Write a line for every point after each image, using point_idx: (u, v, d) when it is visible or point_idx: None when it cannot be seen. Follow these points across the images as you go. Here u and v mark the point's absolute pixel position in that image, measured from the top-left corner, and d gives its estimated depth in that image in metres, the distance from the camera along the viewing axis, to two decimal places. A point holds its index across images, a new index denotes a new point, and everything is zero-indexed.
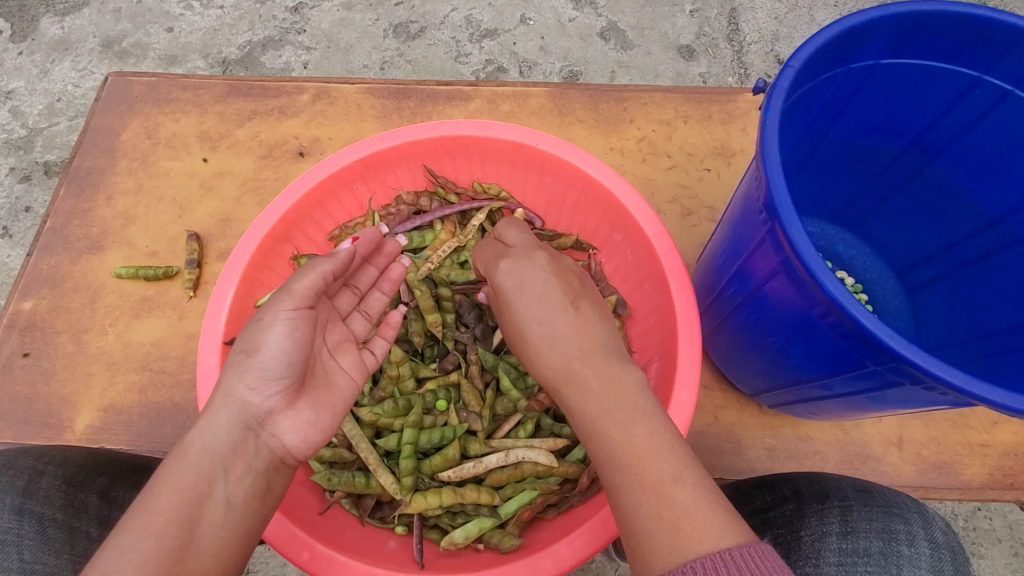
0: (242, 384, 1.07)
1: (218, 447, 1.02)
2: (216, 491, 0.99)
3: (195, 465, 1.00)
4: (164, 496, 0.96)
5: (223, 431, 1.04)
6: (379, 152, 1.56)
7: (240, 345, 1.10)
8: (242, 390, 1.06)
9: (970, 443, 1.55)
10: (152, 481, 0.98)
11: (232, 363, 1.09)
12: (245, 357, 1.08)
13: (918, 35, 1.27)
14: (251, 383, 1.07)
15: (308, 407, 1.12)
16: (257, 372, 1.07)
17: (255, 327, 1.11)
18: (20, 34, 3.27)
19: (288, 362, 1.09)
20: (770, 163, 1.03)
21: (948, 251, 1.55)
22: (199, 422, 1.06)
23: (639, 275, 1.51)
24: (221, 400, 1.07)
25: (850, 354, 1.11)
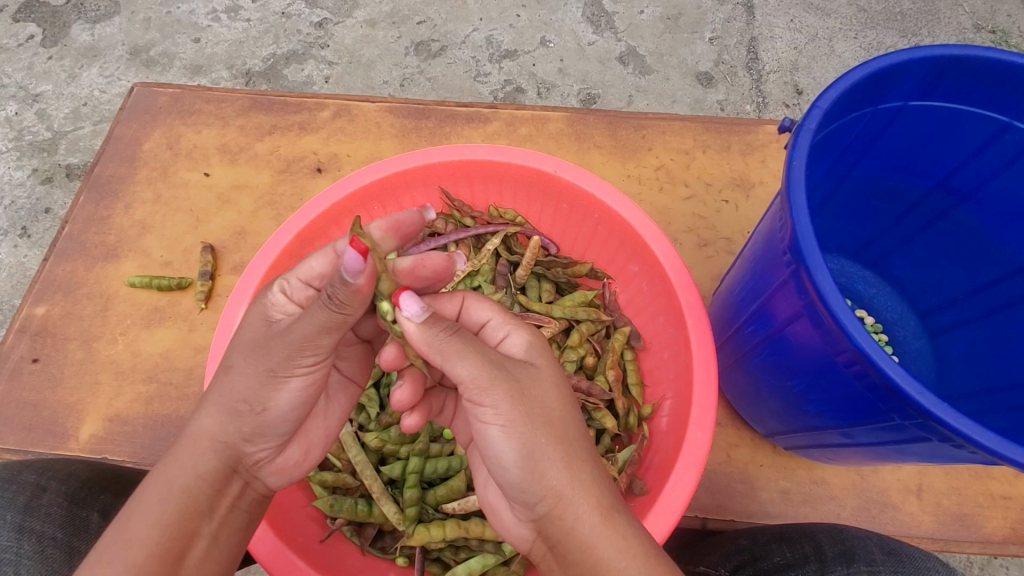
0: (238, 434, 1.02)
1: (203, 489, 0.99)
2: (203, 530, 0.98)
3: (178, 501, 0.96)
4: (141, 532, 0.92)
5: (212, 475, 1.00)
6: (398, 174, 1.56)
7: (240, 394, 1.00)
8: (240, 441, 1.02)
9: (992, 495, 1.49)
10: (125, 512, 0.94)
11: (225, 403, 1.01)
12: (247, 410, 1.01)
13: (947, 79, 1.25)
14: (248, 435, 1.03)
15: (298, 448, 1.13)
16: (257, 425, 1.02)
17: (260, 374, 0.99)
18: (51, 39, 3.35)
19: (292, 418, 1.06)
20: (797, 206, 1.01)
21: (973, 296, 1.51)
22: (177, 452, 1.00)
23: (656, 307, 1.48)
24: (206, 442, 1.01)
25: (874, 404, 1.08)
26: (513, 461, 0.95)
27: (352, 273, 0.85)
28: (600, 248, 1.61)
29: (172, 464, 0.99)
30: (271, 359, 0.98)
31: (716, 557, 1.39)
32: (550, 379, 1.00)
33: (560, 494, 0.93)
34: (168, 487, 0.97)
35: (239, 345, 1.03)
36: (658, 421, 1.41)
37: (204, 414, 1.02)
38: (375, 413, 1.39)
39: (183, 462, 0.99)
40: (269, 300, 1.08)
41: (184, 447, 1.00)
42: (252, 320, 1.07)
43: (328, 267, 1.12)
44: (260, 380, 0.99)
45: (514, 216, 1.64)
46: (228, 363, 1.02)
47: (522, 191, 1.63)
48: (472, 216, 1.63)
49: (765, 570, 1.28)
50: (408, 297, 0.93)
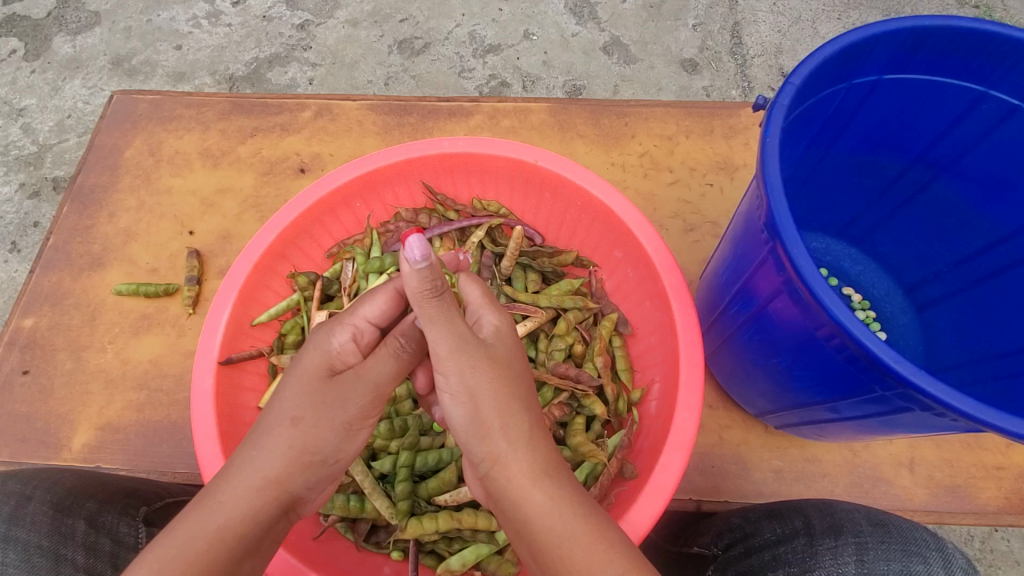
0: (303, 483, 1.01)
1: (257, 530, 0.96)
2: (245, 566, 0.95)
3: (223, 542, 0.92)
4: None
5: (267, 518, 0.97)
6: (378, 170, 1.55)
7: (309, 442, 1.01)
8: (299, 487, 1.00)
9: (984, 466, 1.50)
10: (161, 551, 0.88)
11: (292, 447, 0.99)
12: (314, 459, 1.01)
13: (920, 51, 1.25)
14: (309, 484, 1.02)
15: (335, 487, 1.16)
16: (320, 471, 1.03)
17: (336, 424, 1.03)
18: (33, 52, 3.32)
19: (346, 463, 1.10)
20: (771, 183, 1.01)
21: (957, 268, 1.51)
22: (231, 492, 0.95)
23: (641, 292, 1.49)
24: (257, 485, 0.96)
25: (855, 377, 1.08)
26: (460, 424, 1.00)
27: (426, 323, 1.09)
28: (584, 235, 1.60)
29: (223, 508, 0.94)
30: (347, 411, 1.04)
31: (709, 538, 1.41)
32: (505, 364, 1.02)
33: (496, 458, 0.96)
34: (220, 532, 0.92)
35: (303, 393, 1.02)
36: (647, 405, 1.42)
37: (257, 456, 0.98)
38: None
39: (240, 505, 0.95)
40: (335, 347, 1.08)
41: (240, 489, 0.96)
42: (312, 362, 1.06)
43: (392, 307, 1.13)
44: (333, 430, 1.02)
45: (497, 208, 1.63)
46: (297, 415, 1.00)
47: (505, 182, 1.62)
48: (455, 209, 1.62)
49: (755, 547, 1.29)
50: (414, 239, 0.95)
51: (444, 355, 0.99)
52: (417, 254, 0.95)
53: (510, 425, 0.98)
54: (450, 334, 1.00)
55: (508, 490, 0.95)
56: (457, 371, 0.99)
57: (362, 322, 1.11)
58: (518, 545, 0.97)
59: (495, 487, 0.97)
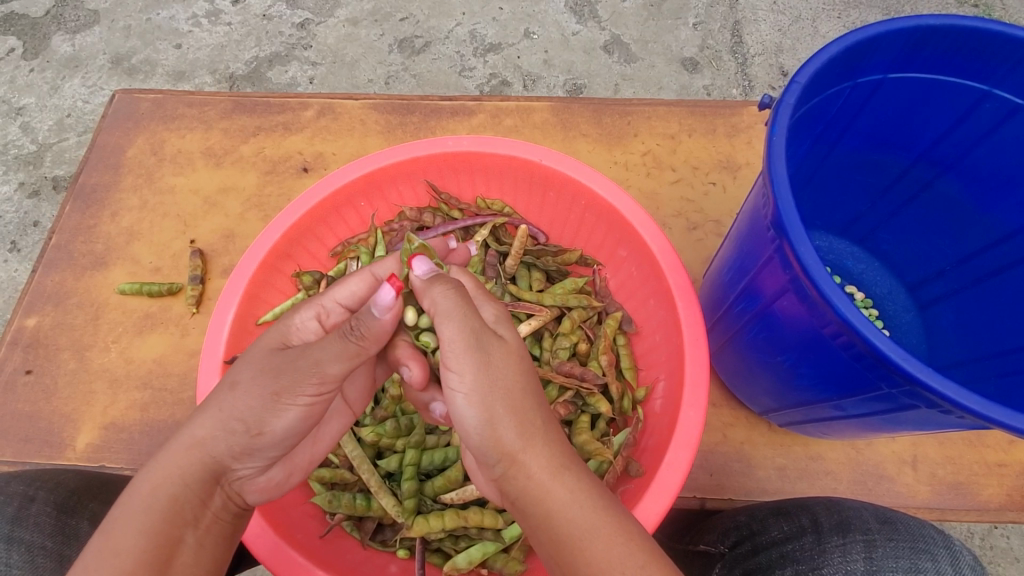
0: (229, 452, 1.01)
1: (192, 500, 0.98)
2: (187, 537, 0.97)
3: (162, 509, 0.95)
4: (124, 536, 0.91)
5: (198, 486, 0.99)
6: (382, 169, 1.55)
7: (243, 411, 0.99)
8: (228, 457, 1.00)
9: (987, 463, 1.51)
10: (113, 511, 0.94)
11: (225, 415, 0.99)
12: (245, 431, 1.00)
13: (924, 50, 1.26)
14: (238, 455, 1.01)
15: (282, 470, 1.13)
16: (250, 444, 1.01)
17: (264, 392, 0.99)
18: (32, 52, 3.31)
19: (282, 442, 1.05)
20: (778, 181, 1.02)
21: (960, 266, 1.52)
22: (166, 457, 0.98)
23: (645, 291, 1.49)
24: (184, 448, 0.99)
25: (862, 374, 1.09)
26: (476, 425, 0.96)
27: (383, 308, 0.95)
28: (589, 234, 1.61)
29: (158, 473, 0.97)
30: (278, 379, 0.99)
31: (715, 536, 1.41)
32: (518, 357, 1.00)
33: (514, 458, 0.94)
34: (153, 496, 0.96)
35: (248, 361, 1.03)
36: (652, 403, 1.42)
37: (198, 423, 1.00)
38: (371, 408, 1.40)
39: (173, 469, 0.98)
40: (297, 322, 1.08)
41: (171, 454, 0.98)
42: (270, 334, 1.07)
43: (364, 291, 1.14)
44: (265, 402, 0.99)
45: (502, 206, 1.63)
46: (234, 379, 1.01)
47: (509, 181, 1.62)
48: (459, 208, 1.63)
49: (763, 545, 1.29)
50: (421, 259, 1.04)
51: (457, 352, 0.96)
52: (423, 270, 1.04)
53: (525, 421, 0.97)
54: (462, 330, 0.96)
55: (528, 487, 0.95)
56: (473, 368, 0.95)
57: (332, 301, 1.11)
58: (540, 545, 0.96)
59: (513, 485, 0.97)
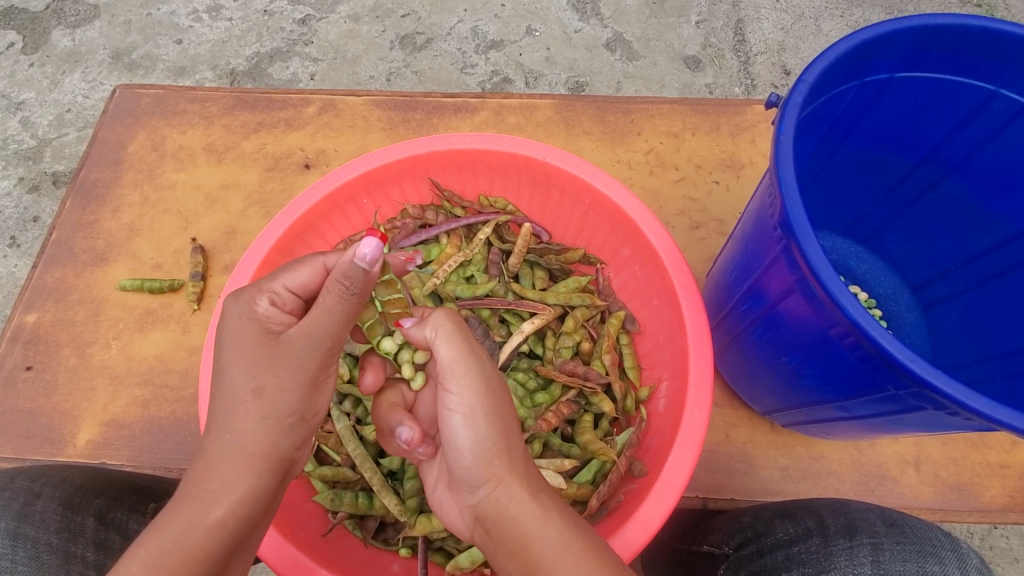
0: (289, 445, 1.02)
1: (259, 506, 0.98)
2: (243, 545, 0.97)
3: (231, 531, 0.94)
4: (175, 563, 0.88)
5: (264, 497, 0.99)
6: (385, 166, 1.54)
7: (289, 407, 0.99)
8: (290, 450, 1.02)
9: (989, 464, 1.51)
10: (163, 547, 0.89)
11: (270, 417, 0.98)
12: (298, 420, 1.02)
13: (933, 49, 1.25)
14: (297, 444, 1.04)
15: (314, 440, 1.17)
16: (303, 431, 1.04)
17: (301, 381, 0.99)
18: (32, 46, 3.30)
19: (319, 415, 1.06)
20: (786, 180, 1.01)
21: (965, 266, 1.51)
22: (224, 479, 0.96)
23: (649, 290, 1.48)
24: (235, 459, 0.97)
25: (868, 376, 1.09)
26: (466, 449, 0.99)
27: (368, 260, 0.87)
28: (592, 233, 1.60)
29: (217, 497, 0.95)
30: (309, 368, 0.99)
31: (718, 537, 1.41)
32: (499, 390, 1.05)
33: (501, 480, 0.98)
34: (219, 524, 0.93)
35: (262, 361, 0.98)
36: (655, 403, 1.41)
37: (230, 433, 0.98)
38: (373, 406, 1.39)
39: (235, 487, 0.96)
40: (261, 314, 1.01)
41: (229, 473, 0.96)
42: (245, 334, 1.00)
43: (314, 279, 1.04)
44: (306, 390, 1.00)
45: (505, 204, 1.62)
46: (260, 383, 0.98)
47: (512, 179, 1.61)
48: (462, 206, 1.62)
49: (768, 547, 1.30)
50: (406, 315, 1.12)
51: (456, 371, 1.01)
52: (371, 255, 0.87)
53: (508, 450, 1.00)
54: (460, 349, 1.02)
55: (508, 510, 0.97)
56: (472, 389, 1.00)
57: (279, 290, 1.02)
58: (507, 569, 0.98)
59: (492, 508, 0.98)
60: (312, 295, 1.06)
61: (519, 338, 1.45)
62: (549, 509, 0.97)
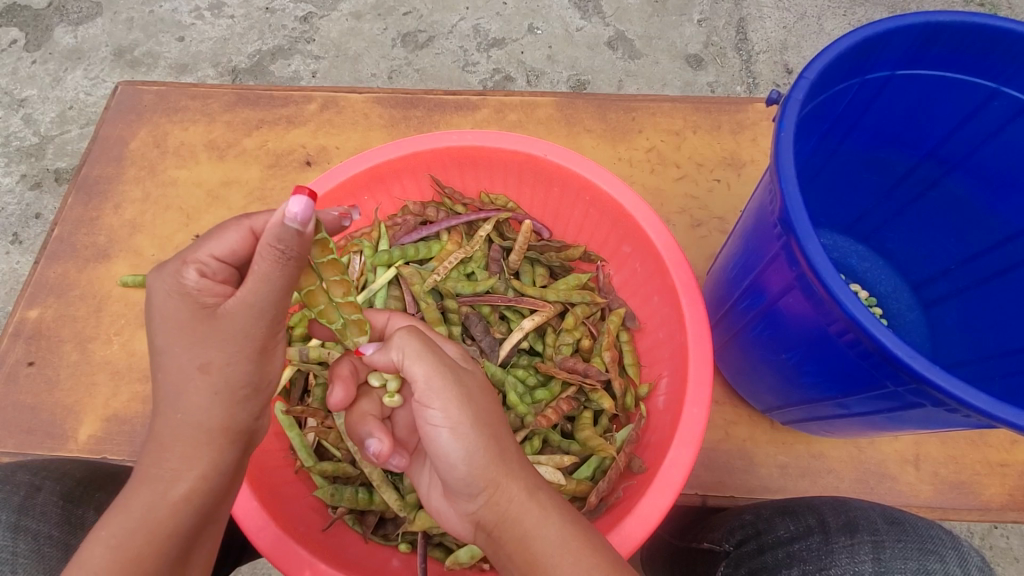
0: (245, 415, 1.00)
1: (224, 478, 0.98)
2: (213, 520, 1.00)
3: (194, 509, 0.95)
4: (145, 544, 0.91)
5: (228, 470, 0.99)
6: (386, 164, 1.55)
7: (242, 379, 0.97)
8: (248, 421, 1.01)
9: (989, 462, 1.51)
10: (124, 529, 0.90)
11: (222, 392, 0.96)
12: (253, 391, 1.00)
13: (934, 46, 1.25)
14: (255, 413, 1.02)
15: None
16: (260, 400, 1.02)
17: (250, 352, 0.96)
18: (34, 43, 3.30)
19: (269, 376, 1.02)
20: (786, 176, 1.01)
21: (966, 265, 1.51)
22: (180, 457, 0.95)
23: (649, 287, 1.49)
24: (190, 437, 0.95)
25: (868, 373, 1.08)
26: (460, 458, 0.96)
27: (300, 220, 0.85)
28: (592, 230, 1.60)
29: (176, 475, 0.94)
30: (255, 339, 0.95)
31: (717, 535, 1.42)
32: (490, 390, 1.05)
33: (499, 484, 0.96)
34: (181, 502, 0.94)
35: (203, 336, 0.94)
36: (655, 399, 1.42)
37: (180, 409, 0.95)
38: None
39: (193, 465, 0.95)
40: (190, 287, 0.96)
41: (187, 453, 0.95)
42: (178, 311, 0.95)
43: (244, 244, 1.00)
44: (257, 361, 0.98)
45: (505, 201, 1.63)
46: (205, 359, 0.94)
47: (512, 176, 1.62)
48: (463, 203, 1.64)
49: (768, 544, 1.31)
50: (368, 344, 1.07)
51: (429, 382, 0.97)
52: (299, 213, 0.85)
53: (507, 450, 0.99)
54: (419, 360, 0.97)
55: (511, 513, 0.96)
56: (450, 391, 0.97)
57: (205, 260, 0.98)
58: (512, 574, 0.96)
59: (494, 513, 0.97)
60: (243, 262, 1.03)
61: (516, 337, 1.46)
62: (543, 507, 0.97)
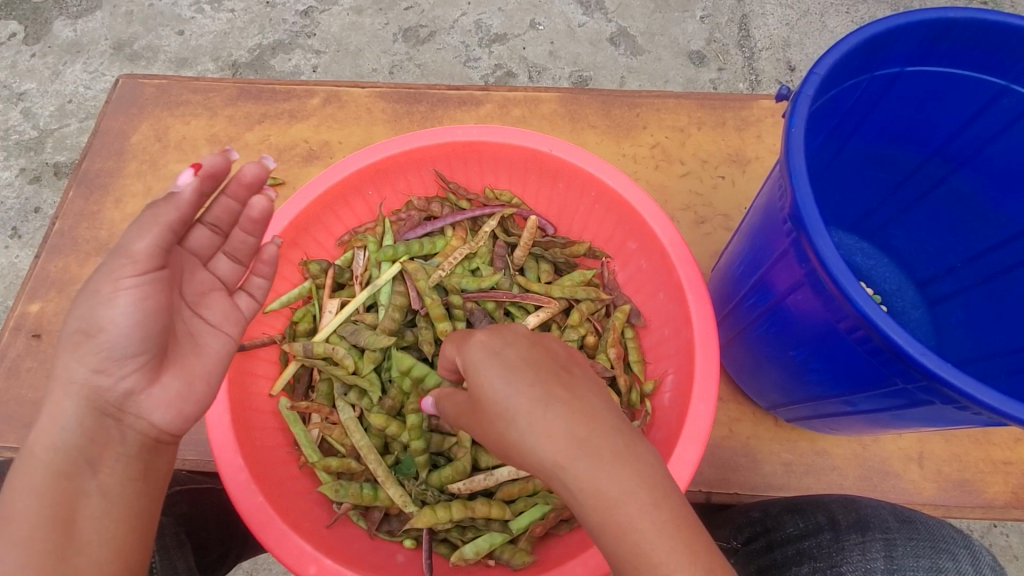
0: (90, 369, 1.00)
1: (74, 444, 0.99)
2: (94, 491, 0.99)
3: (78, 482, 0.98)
4: (26, 506, 0.95)
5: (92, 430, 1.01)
6: (390, 157, 1.54)
7: (82, 318, 1.00)
8: (117, 386, 1.01)
9: (992, 461, 1.51)
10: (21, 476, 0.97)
11: (74, 338, 1.01)
12: (124, 350, 1.00)
13: (944, 43, 1.24)
14: (101, 366, 1.00)
15: (176, 380, 1.08)
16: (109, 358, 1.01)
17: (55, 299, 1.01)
18: (33, 36, 3.28)
19: (140, 338, 1.02)
20: (796, 173, 1.00)
21: (971, 263, 1.51)
22: (61, 414, 1.00)
23: (655, 283, 1.48)
24: (79, 405, 1.00)
25: (877, 370, 1.08)
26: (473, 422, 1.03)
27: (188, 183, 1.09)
28: (597, 226, 1.59)
29: (58, 440, 0.99)
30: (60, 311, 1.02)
31: (727, 532, 1.45)
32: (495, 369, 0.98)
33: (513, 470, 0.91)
34: (58, 458, 0.98)
35: (97, 310, 1.00)
36: (661, 396, 1.42)
37: (99, 365, 1.00)
38: (378, 397, 1.39)
39: (71, 431, 1.00)
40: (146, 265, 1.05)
41: (65, 408, 1.00)
42: (84, 308, 1.00)
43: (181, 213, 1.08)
44: (90, 305, 1.00)
45: (510, 197, 1.62)
46: (95, 312, 1.01)
47: (517, 172, 1.61)
48: (468, 198, 1.60)
49: (778, 541, 1.33)
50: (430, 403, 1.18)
51: (459, 345, 1.06)
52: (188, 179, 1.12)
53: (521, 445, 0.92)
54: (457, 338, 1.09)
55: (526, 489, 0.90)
56: (478, 343, 1.01)
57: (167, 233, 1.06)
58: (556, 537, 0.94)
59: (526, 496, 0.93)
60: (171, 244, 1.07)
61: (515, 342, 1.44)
62: None
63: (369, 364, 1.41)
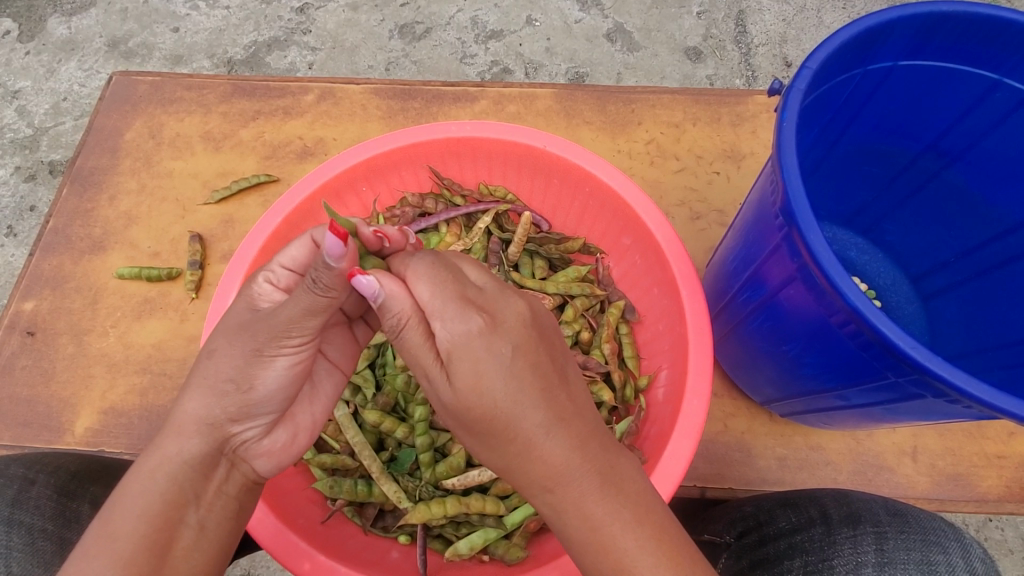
0: (225, 413, 1.00)
1: (189, 474, 0.98)
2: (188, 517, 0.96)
3: (162, 491, 0.95)
4: (130, 522, 0.91)
5: (197, 462, 0.99)
6: (384, 154, 1.53)
7: (228, 371, 0.99)
8: (226, 423, 1.00)
9: (986, 455, 1.51)
10: (114, 494, 0.94)
11: (207, 383, 0.99)
12: (235, 388, 0.99)
13: (937, 37, 1.24)
14: (235, 414, 1.01)
15: (286, 432, 1.10)
16: (238, 402, 1.00)
17: (245, 350, 0.98)
18: (27, 34, 3.26)
19: (279, 397, 1.05)
20: (789, 168, 1.00)
21: (965, 257, 1.52)
22: (163, 441, 0.98)
23: (648, 279, 1.48)
24: (179, 442, 0.98)
25: (868, 363, 1.08)
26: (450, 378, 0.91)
27: (335, 257, 0.86)
28: (591, 222, 1.59)
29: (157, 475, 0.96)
30: (256, 337, 0.98)
31: (721, 526, 1.48)
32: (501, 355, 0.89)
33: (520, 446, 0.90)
34: (149, 476, 0.95)
35: (233, 358, 0.98)
36: (655, 391, 1.42)
37: (227, 408, 1.00)
38: (372, 393, 1.40)
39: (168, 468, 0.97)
40: (256, 293, 1.03)
41: (169, 442, 0.98)
42: (242, 354, 0.99)
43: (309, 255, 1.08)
44: (248, 358, 0.98)
45: (505, 193, 1.63)
46: (211, 348, 1.00)
47: (512, 168, 1.61)
48: (461, 195, 1.63)
49: (770, 536, 1.35)
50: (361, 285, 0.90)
51: (450, 309, 0.90)
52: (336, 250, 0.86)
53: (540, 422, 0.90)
54: (445, 287, 0.92)
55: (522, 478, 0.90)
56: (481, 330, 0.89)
57: (276, 269, 1.05)
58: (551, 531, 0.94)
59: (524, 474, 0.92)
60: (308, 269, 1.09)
61: None
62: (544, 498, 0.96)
63: (364, 360, 1.43)
